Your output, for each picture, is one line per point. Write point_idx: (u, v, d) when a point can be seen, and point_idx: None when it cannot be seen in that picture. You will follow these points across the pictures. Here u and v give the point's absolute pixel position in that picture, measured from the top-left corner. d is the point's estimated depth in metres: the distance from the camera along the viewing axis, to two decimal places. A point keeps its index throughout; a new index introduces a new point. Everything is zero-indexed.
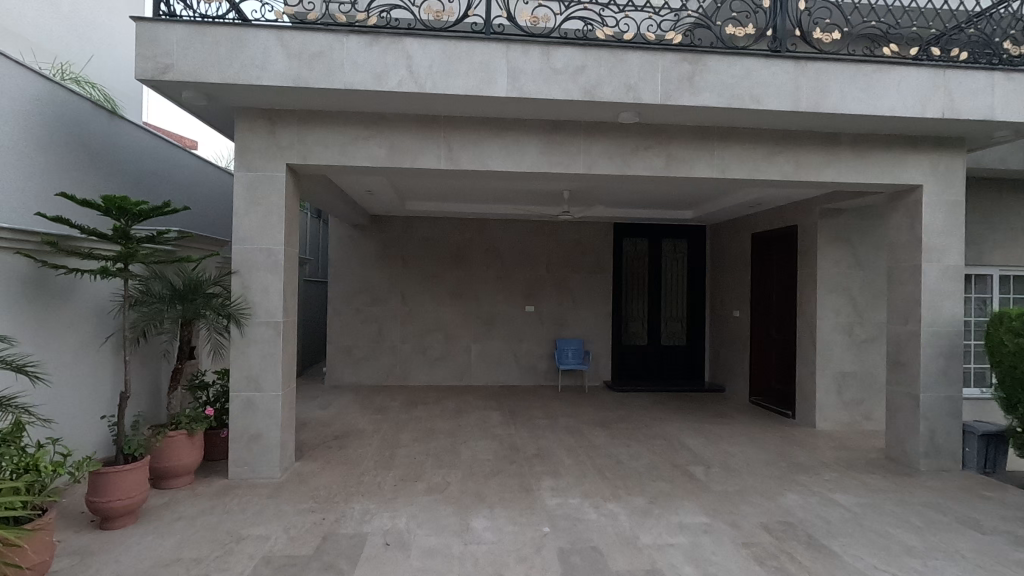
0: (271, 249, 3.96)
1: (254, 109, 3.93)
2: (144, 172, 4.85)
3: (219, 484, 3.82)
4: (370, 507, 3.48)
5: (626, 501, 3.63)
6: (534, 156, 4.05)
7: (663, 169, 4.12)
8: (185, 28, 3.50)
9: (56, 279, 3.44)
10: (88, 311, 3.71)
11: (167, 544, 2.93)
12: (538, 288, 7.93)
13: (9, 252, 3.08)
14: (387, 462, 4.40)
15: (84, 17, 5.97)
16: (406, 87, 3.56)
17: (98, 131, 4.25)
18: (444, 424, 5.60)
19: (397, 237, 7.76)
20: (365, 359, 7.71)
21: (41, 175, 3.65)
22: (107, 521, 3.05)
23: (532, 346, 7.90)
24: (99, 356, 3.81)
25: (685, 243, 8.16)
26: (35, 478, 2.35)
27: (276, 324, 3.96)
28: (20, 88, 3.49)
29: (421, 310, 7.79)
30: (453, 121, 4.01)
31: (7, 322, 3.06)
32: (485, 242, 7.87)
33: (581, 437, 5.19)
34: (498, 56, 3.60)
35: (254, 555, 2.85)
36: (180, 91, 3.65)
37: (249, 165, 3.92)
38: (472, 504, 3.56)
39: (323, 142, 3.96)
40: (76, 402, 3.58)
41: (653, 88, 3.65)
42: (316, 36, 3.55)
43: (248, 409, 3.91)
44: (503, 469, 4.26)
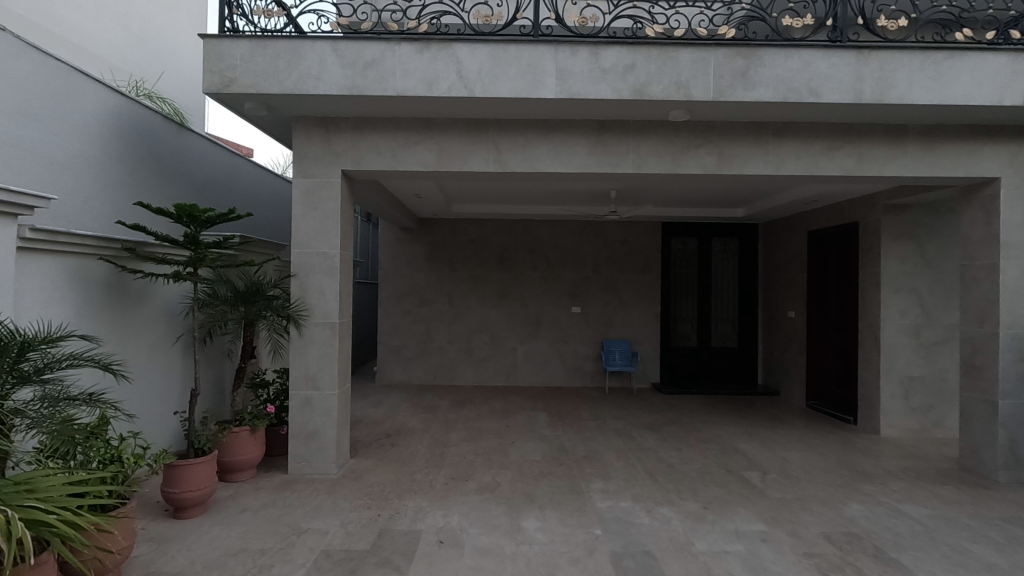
0: (327, 252, 4.09)
1: (310, 118, 4.08)
2: (209, 181, 5.11)
3: (279, 478, 3.99)
4: (423, 505, 3.56)
5: (679, 505, 3.56)
6: (582, 157, 4.03)
7: (714, 167, 4.02)
8: (247, 42, 3.66)
9: (132, 283, 3.67)
10: (161, 312, 3.95)
11: (233, 534, 3.09)
12: (584, 289, 7.89)
13: (93, 258, 3.32)
14: (438, 460, 4.48)
15: (154, 36, 6.35)
16: (455, 91, 3.61)
17: (167, 143, 4.49)
18: (492, 425, 5.65)
19: (444, 238, 7.88)
20: (414, 359, 7.87)
21: (120, 187, 3.93)
22: (181, 511, 3.25)
23: (578, 347, 7.86)
24: (172, 354, 4.05)
25: (736, 242, 7.93)
26: (120, 469, 2.54)
27: (332, 325, 4.09)
28: (101, 105, 3.76)
29: (468, 311, 7.89)
30: (502, 123, 4.04)
31: (92, 323, 3.31)
32: (531, 243, 7.89)
33: (631, 439, 5.13)
34: (547, 58, 3.60)
35: (315, 548, 2.96)
36: (243, 103, 3.82)
37: (305, 171, 4.07)
38: (523, 504, 3.58)
39: (376, 148, 4.07)
40: (153, 399, 3.82)
41: (704, 84, 3.57)
42: (369, 45, 3.65)
43: (306, 407, 4.06)
44: (552, 470, 4.26)
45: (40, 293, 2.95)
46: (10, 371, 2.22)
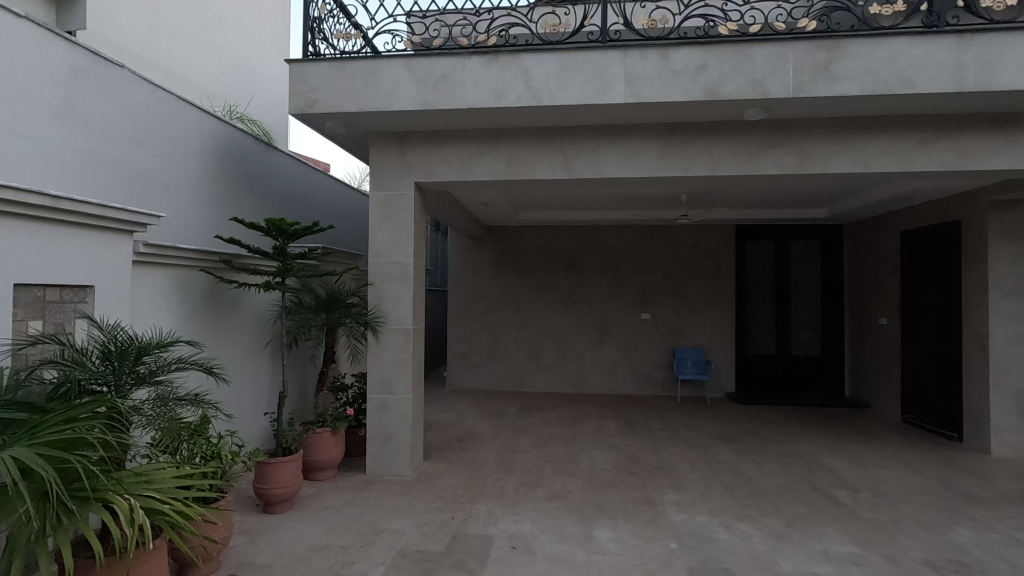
0: (401, 261, 4.25)
1: (384, 134, 4.27)
2: (295, 196, 5.45)
3: (358, 478, 4.16)
4: (495, 510, 3.60)
5: (759, 522, 3.40)
6: (652, 162, 3.96)
7: (794, 167, 3.83)
8: (329, 65, 3.89)
9: (228, 292, 3.97)
10: (253, 319, 4.25)
11: (317, 530, 3.26)
12: (654, 296, 7.72)
13: (196, 271, 3.64)
14: (508, 466, 4.52)
15: (245, 64, 6.90)
16: (525, 101, 3.66)
17: (257, 162, 4.82)
18: (561, 432, 5.63)
19: (511, 245, 7.97)
20: (483, 364, 8.00)
21: (217, 204, 4.27)
22: (270, 507, 3.46)
23: (648, 354, 7.68)
24: (263, 359, 4.34)
25: (818, 244, 7.49)
26: (219, 464, 2.80)
27: (406, 332, 4.23)
28: (202, 129, 4.12)
29: (535, 318, 7.92)
30: (569, 131, 4.05)
31: (195, 329, 3.61)
32: (598, 248, 7.81)
33: (705, 451, 4.95)
34: (615, 63, 3.58)
35: (392, 547, 3.07)
36: (324, 122, 4.05)
37: (381, 185, 4.26)
38: (594, 514, 3.53)
39: (447, 160, 4.20)
40: (247, 400, 4.11)
41: (782, 81, 3.41)
42: (440, 60, 3.77)
43: (382, 410, 4.22)
44: (623, 479, 4.18)
45: (152, 302, 3.27)
46: (127, 372, 2.46)
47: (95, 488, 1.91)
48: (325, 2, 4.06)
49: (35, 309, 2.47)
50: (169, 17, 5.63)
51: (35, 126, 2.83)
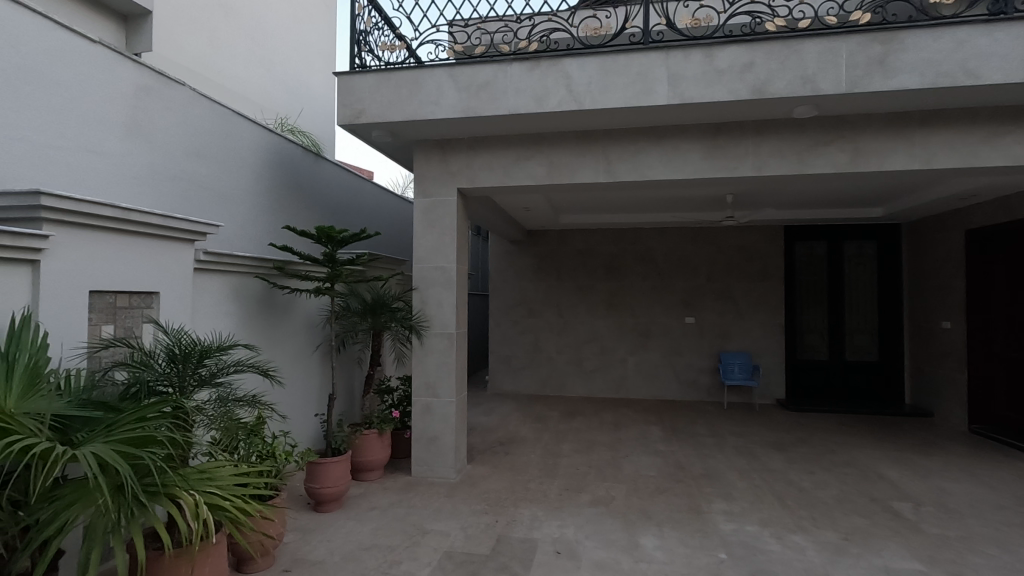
0: (444, 267, 4.32)
1: (428, 141, 4.35)
2: (342, 203, 5.62)
3: (403, 480, 4.25)
4: (538, 514, 3.60)
5: (814, 534, 3.27)
6: (696, 163, 3.89)
7: (847, 165, 3.69)
8: (374, 76, 4.00)
9: (281, 297, 4.12)
10: (304, 323, 4.39)
11: (366, 530, 3.34)
12: (698, 299, 7.56)
13: (251, 277, 3.79)
14: (551, 470, 4.52)
15: (294, 77, 7.17)
16: (566, 106, 3.66)
17: (307, 171, 4.99)
18: (604, 437, 5.57)
19: (552, 249, 7.96)
20: (524, 368, 8.01)
21: (270, 213, 4.45)
22: (321, 505, 3.57)
23: (693, 359, 7.53)
24: (313, 362, 4.48)
25: (873, 244, 7.17)
26: (274, 463, 2.92)
27: (449, 336, 4.29)
28: (256, 141, 4.30)
29: (576, 322, 7.88)
30: (612, 134, 4.02)
31: (251, 333, 3.77)
32: (640, 251, 7.72)
33: (755, 459, 4.80)
34: (657, 65, 3.54)
35: (438, 549, 3.11)
36: (370, 131, 4.17)
37: (425, 192, 4.35)
38: (640, 521, 3.48)
39: (489, 166, 4.24)
40: (299, 401, 4.26)
41: (834, 77, 3.30)
42: (483, 68, 3.82)
43: (427, 413, 4.30)
44: (669, 487, 4.11)
45: (212, 307, 3.43)
46: (191, 374, 2.59)
47: (164, 483, 2.02)
48: (370, 15, 4.18)
49: (107, 313, 2.63)
50: (224, 35, 5.91)
51: (104, 143, 3.02)
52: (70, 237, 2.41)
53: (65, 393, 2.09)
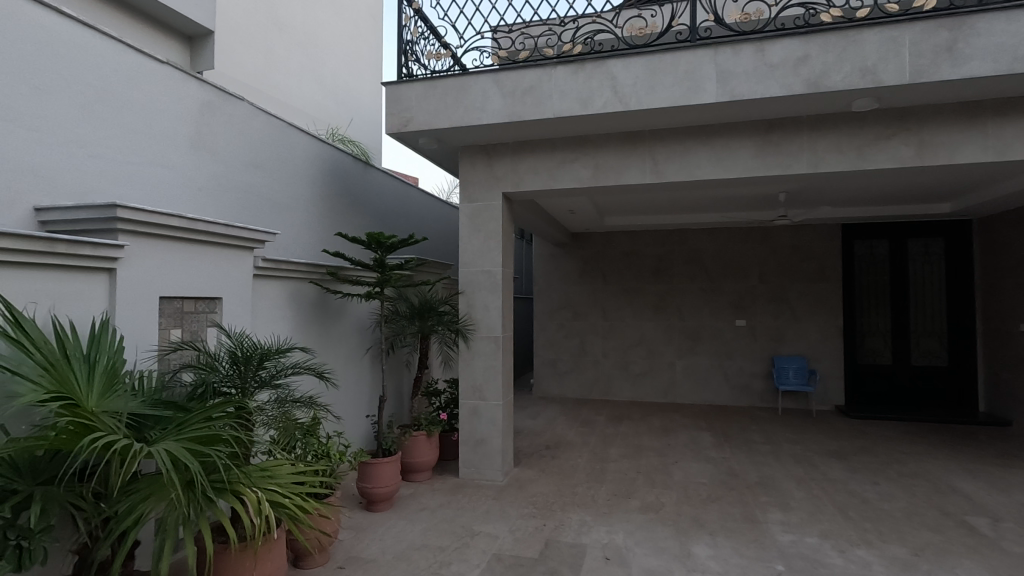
0: (491, 271, 4.35)
1: (473, 147, 4.41)
2: (391, 210, 5.76)
3: (452, 481, 4.30)
4: (587, 519, 3.57)
5: (881, 548, 3.11)
6: (748, 161, 3.78)
7: (913, 159, 3.50)
8: (421, 85, 4.08)
9: (334, 301, 4.25)
10: (355, 326, 4.52)
11: (416, 530, 3.39)
12: (750, 301, 7.32)
13: (307, 282, 3.94)
14: (599, 475, 4.47)
15: (344, 88, 7.41)
16: (612, 107, 3.62)
17: (357, 179, 5.14)
18: (653, 442, 5.47)
19: (597, 252, 7.90)
20: (570, 372, 7.97)
21: (323, 220, 4.61)
22: (373, 504, 3.66)
23: (745, 363, 7.30)
24: (364, 364, 4.60)
25: (941, 242, 6.76)
26: (328, 463, 3.01)
27: (496, 339, 4.32)
28: (310, 152, 4.46)
29: (623, 325, 7.78)
30: (658, 134, 3.96)
31: (306, 335, 3.91)
32: (688, 252, 7.55)
33: (814, 468, 4.60)
34: (706, 62, 3.46)
35: (487, 551, 3.12)
36: (418, 139, 4.26)
37: (471, 197, 4.40)
38: (692, 529, 3.40)
39: (534, 169, 4.26)
40: (352, 402, 4.38)
41: (896, 67, 3.14)
42: (527, 72, 3.84)
43: (474, 416, 4.33)
44: (722, 494, 3.99)
45: (270, 311, 3.58)
46: (252, 376, 2.71)
47: (229, 479, 2.12)
48: (416, 26, 4.28)
49: (175, 318, 2.78)
50: (279, 51, 6.18)
51: (171, 157, 3.20)
52: (141, 246, 2.55)
53: (139, 393, 2.22)
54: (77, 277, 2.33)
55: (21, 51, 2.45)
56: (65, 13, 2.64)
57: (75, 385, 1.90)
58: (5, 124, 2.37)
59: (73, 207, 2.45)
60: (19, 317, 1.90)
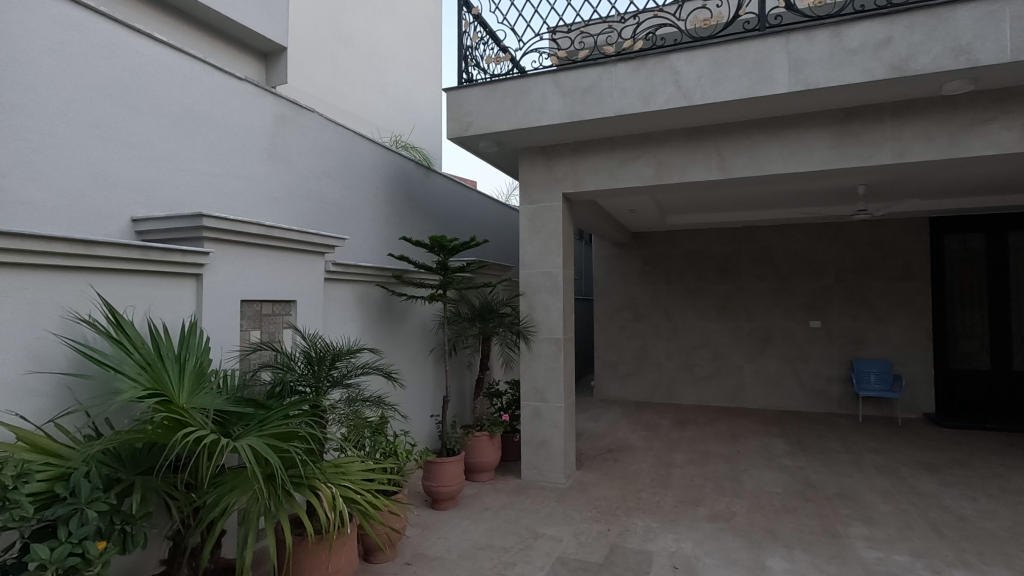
0: (551, 272, 4.34)
1: (533, 149, 4.42)
2: (452, 214, 5.85)
3: (514, 483, 4.31)
4: (653, 525, 3.49)
5: (982, 570, 2.84)
6: (823, 153, 3.57)
7: (1015, 145, 3.19)
8: (481, 89, 4.13)
9: (398, 304, 4.37)
10: (419, 328, 4.62)
11: (480, 530, 3.42)
12: (825, 301, 6.92)
13: (374, 285, 4.06)
14: (664, 480, 4.35)
15: (405, 95, 7.61)
16: (675, 103, 3.52)
17: (419, 184, 5.25)
18: (721, 448, 5.27)
19: (658, 251, 7.71)
20: (632, 374, 7.81)
21: (388, 225, 4.75)
22: (438, 503, 3.72)
23: (820, 367, 6.91)
24: (427, 365, 4.69)
25: None
26: (396, 461, 3.09)
27: (557, 341, 4.30)
28: (375, 159, 4.61)
29: (686, 326, 7.55)
30: (725, 128, 3.81)
31: (373, 336, 4.04)
32: (756, 250, 7.23)
33: (901, 480, 4.28)
34: (776, 51, 3.30)
35: (550, 554, 3.11)
36: (478, 143, 4.32)
37: (531, 198, 4.41)
38: (766, 540, 3.25)
39: (594, 169, 4.21)
40: (417, 402, 4.48)
41: (995, 45, 2.88)
42: (587, 72, 3.80)
43: (536, 417, 4.33)
44: (797, 505, 3.78)
45: (341, 313, 3.73)
46: (325, 376, 2.83)
47: (306, 474, 2.22)
48: (476, 31, 4.34)
49: (255, 320, 2.94)
50: (345, 63, 6.43)
51: (249, 168, 3.40)
52: (224, 253, 2.72)
53: (224, 390, 2.37)
54: (169, 282, 2.50)
55: (118, 76, 2.67)
56: (158, 38, 2.87)
57: (169, 383, 2.05)
58: (105, 142, 2.60)
59: (166, 217, 2.64)
60: (121, 320, 2.07)
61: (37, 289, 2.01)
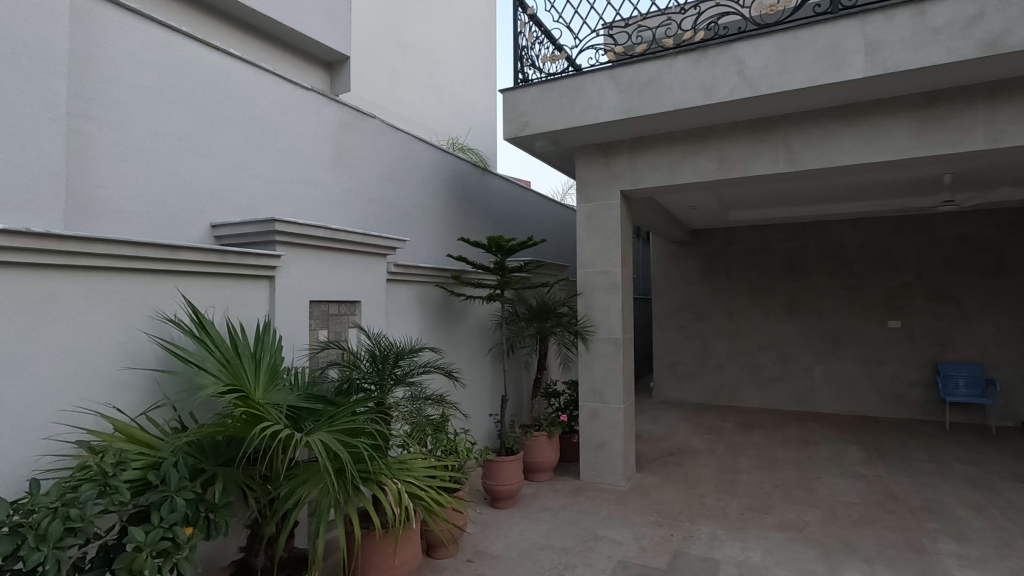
0: (609, 271, 4.28)
1: (589, 147, 4.37)
2: (508, 214, 5.88)
3: (573, 483, 4.28)
4: (718, 532, 3.37)
5: None
6: (904, 141, 3.33)
7: None
8: (537, 89, 4.13)
9: (457, 304, 4.42)
10: (477, 327, 4.66)
11: (539, 530, 3.42)
12: (905, 300, 6.46)
13: (433, 285, 4.14)
14: (729, 486, 4.20)
15: (461, 98, 7.72)
16: (739, 94, 3.39)
17: (475, 185, 5.31)
18: (790, 454, 5.03)
19: (720, 249, 7.44)
20: (693, 376, 7.58)
21: (446, 226, 4.83)
22: (497, 501, 3.75)
23: (899, 369, 6.47)
24: (485, 364, 4.73)
25: None
26: (456, 459, 3.14)
27: (616, 341, 4.23)
28: (433, 161, 4.69)
29: (751, 326, 7.25)
30: (793, 118, 3.63)
31: (432, 335, 4.12)
32: (827, 246, 6.86)
33: (995, 493, 3.94)
34: (851, 34, 3.11)
35: (612, 557, 3.06)
36: (534, 142, 4.32)
37: (588, 197, 4.37)
38: (843, 553, 3.07)
39: (653, 165, 4.12)
40: (475, 401, 4.53)
41: None
42: (645, 66, 3.72)
43: (595, 418, 4.28)
44: (877, 517, 3.55)
45: (402, 313, 3.82)
46: (389, 373, 2.91)
47: (372, 469, 2.29)
48: (531, 31, 4.33)
49: (322, 320, 3.05)
50: (403, 69, 6.59)
51: (316, 174, 3.54)
52: (294, 256, 2.85)
53: (295, 387, 2.48)
54: (245, 285, 2.65)
55: (197, 91, 2.85)
56: (232, 54, 3.03)
57: (246, 379, 2.17)
58: (188, 153, 2.79)
59: (243, 223, 2.79)
60: (203, 320, 2.21)
61: (131, 293, 2.17)
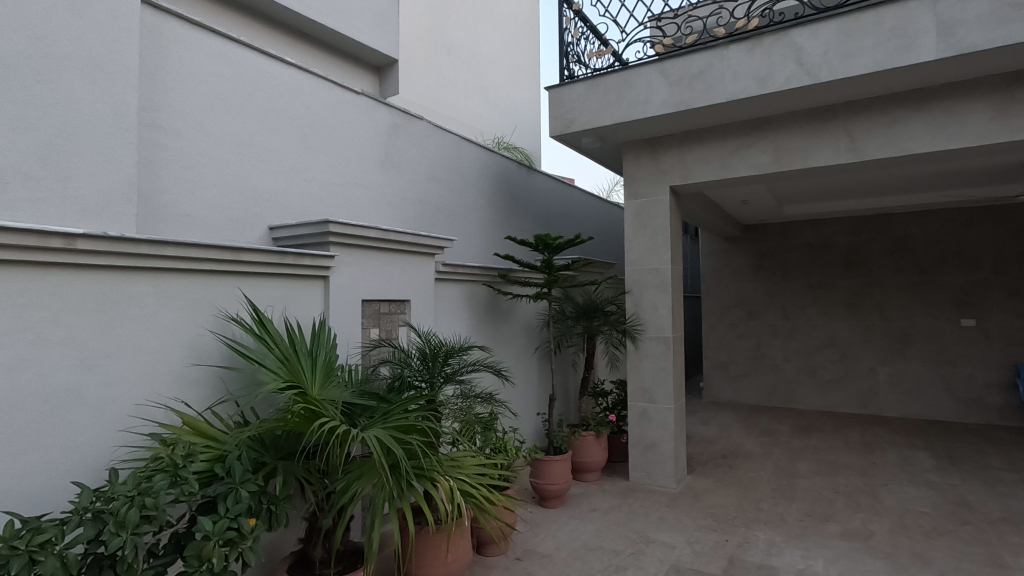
0: (658, 268, 4.19)
1: (637, 142, 4.29)
2: (554, 211, 5.84)
3: (622, 484, 4.21)
4: (776, 539, 3.24)
5: None
6: (981, 126, 3.11)
7: None
8: (583, 85, 4.08)
9: (503, 302, 4.43)
10: (524, 325, 4.66)
11: (589, 531, 3.38)
12: (980, 296, 6.05)
13: (481, 284, 4.16)
14: (787, 491, 4.03)
15: (506, 97, 7.74)
16: (797, 82, 3.24)
17: (521, 184, 5.30)
18: (853, 459, 4.79)
19: (774, 244, 7.16)
20: (745, 376, 7.34)
21: (492, 225, 4.84)
22: (545, 500, 3.74)
23: (974, 371, 6.06)
24: (532, 362, 4.72)
25: None
26: (505, 457, 3.14)
27: (666, 340, 4.13)
28: (479, 161, 4.71)
29: (808, 325, 6.94)
30: (857, 105, 3.45)
31: (479, 333, 4.14)
32: (891, 240, 6.49)
33: None
34: (922, 14, 2.92)
35: (664, 560, 3.00)
36: (581, 139, 4.27)
37: (636, 193, 4.29)
38: (914, 565, 2.89)
39: (704, 159, 4.00)
40: (523, 399, 4.53)
41: None
42: (696, 57, 3.61)
43: (644, 418, 4.20)
44: (952, 528, 3.33)
45: (450, 312, 3.85)
46: (438, 371, 2.94)
47: (424, 466, 2.31)
48: (577, 26, 4.28)
49: (374, 319, 3.12)
50: (448, 70, 6.67)
51: (366, 176, 3.62)
52: (347, 257, 2.92)
53: (350, 384, 2.53)
54: (301, 285, 2.74)
55: (254, 99, 2.96)
56: (286, 61, 3.12)
57: (303, 375, 2.23)
58: (248, 159, 2.90)
59: (298, 224, 2.89)
60: (263, 318, 2.29)
61: (197, 293, 2.27)
